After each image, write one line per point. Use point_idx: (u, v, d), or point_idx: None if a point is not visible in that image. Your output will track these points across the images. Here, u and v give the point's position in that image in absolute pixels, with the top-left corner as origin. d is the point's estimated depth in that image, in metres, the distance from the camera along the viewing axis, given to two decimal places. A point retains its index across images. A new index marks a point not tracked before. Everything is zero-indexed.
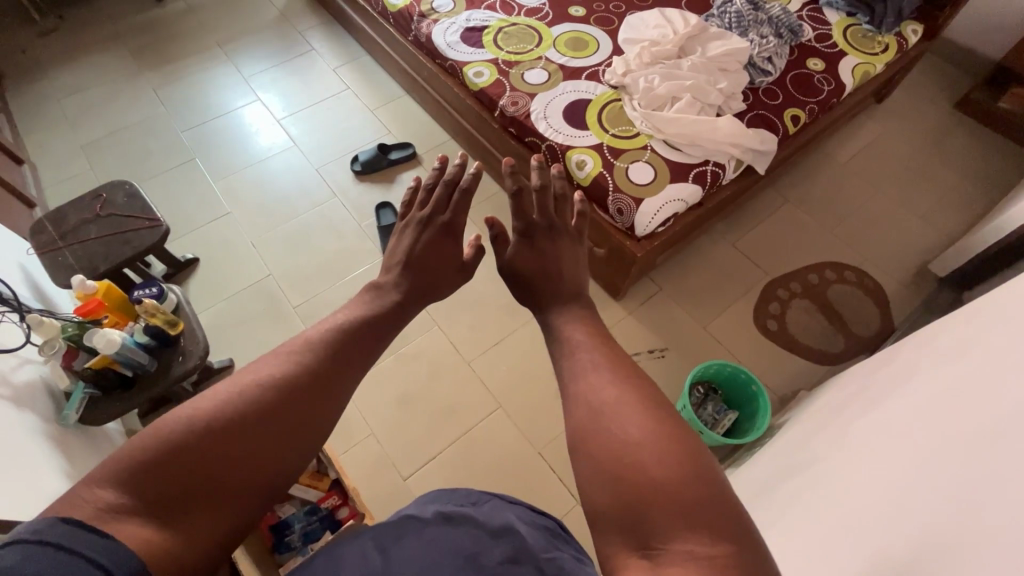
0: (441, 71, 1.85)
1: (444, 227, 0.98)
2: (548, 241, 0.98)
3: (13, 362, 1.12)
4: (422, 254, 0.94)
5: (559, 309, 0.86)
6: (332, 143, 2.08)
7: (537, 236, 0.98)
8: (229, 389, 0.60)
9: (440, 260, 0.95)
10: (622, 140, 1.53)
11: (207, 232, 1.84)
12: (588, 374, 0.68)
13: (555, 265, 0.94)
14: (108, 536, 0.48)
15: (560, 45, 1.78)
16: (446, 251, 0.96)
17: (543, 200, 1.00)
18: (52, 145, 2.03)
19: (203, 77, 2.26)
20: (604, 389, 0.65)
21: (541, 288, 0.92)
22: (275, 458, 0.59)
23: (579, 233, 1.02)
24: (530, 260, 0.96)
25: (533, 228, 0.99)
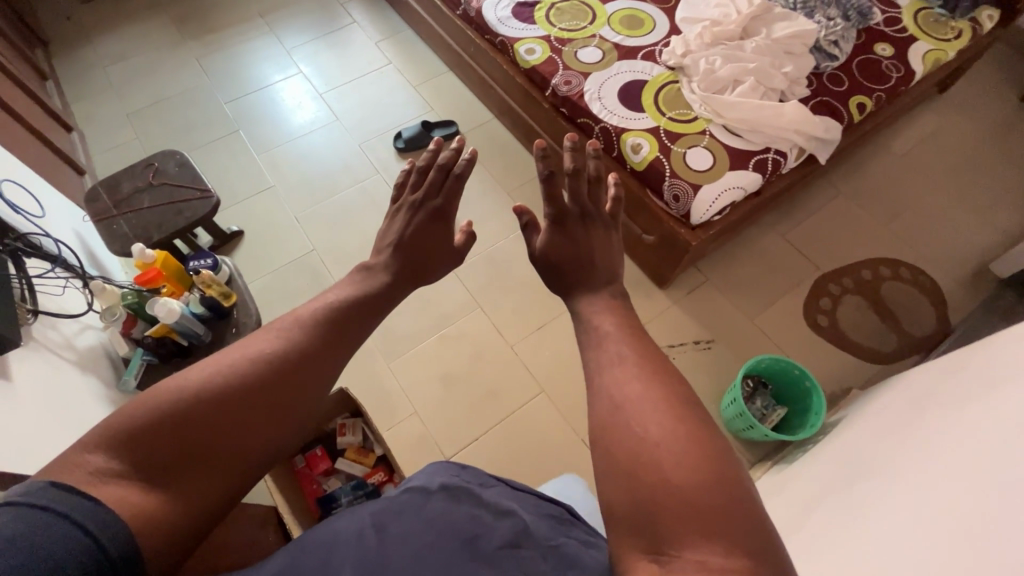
0: (490, 47, 1.81)
1: (435, 210, 0.95)
2: (589, 229, 0.92)
3: (76, 328, 1.13)
4: (412, 238, 0.92)
5: (591, 296, 0.84)
6: (375, 120, 2.06)
7: (573, 221, 0.93)
8: (232, 360, 0.61)
9: (426, 246, 0.93)
10: (680, 124, 1.48)
11: (253, 205, 1.84)
12: (625, 363, 0.65)
13: (608, 253, 0.91)
14: (94, 500, 0.48)
15: (615, 23, 1.73)
16: (433, 236, 0.94)
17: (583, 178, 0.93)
18: (99, 112, 2.04)
19: (244, 48, 2.24)
20: (622, 378, 0.63)
21: (576, 279, 0.88)
22: (268, 436, 0.60)
23: (612, 216, 0.96)
24: (569, 247, 0.91)
25: (567, 212, 0.93)
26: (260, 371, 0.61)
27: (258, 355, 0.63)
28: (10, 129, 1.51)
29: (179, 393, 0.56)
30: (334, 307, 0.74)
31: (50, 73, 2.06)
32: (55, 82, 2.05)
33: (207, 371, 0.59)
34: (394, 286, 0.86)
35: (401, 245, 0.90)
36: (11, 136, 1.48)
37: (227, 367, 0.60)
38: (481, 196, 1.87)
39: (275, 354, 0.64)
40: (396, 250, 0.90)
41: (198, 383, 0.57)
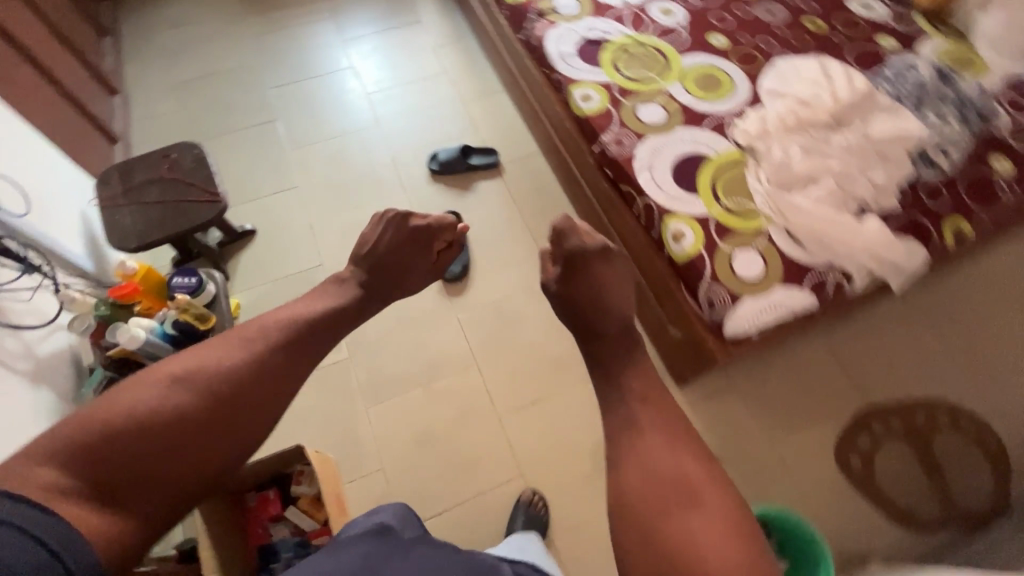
0: (547, 83, 1.65)
1: (412, 231, 1.06)
2: (595, 270, 1.00)
3: (41, 332, 1.07)
4: (384, 256, 1.02)
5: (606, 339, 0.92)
6: (415, 132, 1.95)
7: (579, 266, 1.00)
8: (176, 389, 0.73)
9: (399, 265, 1.04)
10: (735, 216, 1.30)
11: (275, 203, 1.78)
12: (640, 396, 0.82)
13: (618, 294, 0.98)
14: (46, 511, 0.60)
15: (688, 81, 1.53)
16: (406, 256, 1.05)
17: (574, 228, 1.03)
18: (148, 77, 2.01)
19: (303, 30, 2.17)
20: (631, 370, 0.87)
21: (594, 321, 0.94)
22: (232, 425, 0.74)
23: (606, 253, 1.02)
24: (581, 287, 0.98)
25: (573, 255, 1.01)
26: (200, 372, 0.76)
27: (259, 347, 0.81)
28: (43, 93, 1.49)
29: (128, 418, 0.69)
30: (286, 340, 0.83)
31: (111, 28, 2.05)
32: (113, 39, 2.04)
33: (148, 397, 0.71)
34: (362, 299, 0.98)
35: (375, 262, 1.01)
36: (41, 102, 1.46)
37: (164, 394, 0.72)
38: (507, 237, 1.73)
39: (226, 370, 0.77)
40: (369, 266, 1.01)
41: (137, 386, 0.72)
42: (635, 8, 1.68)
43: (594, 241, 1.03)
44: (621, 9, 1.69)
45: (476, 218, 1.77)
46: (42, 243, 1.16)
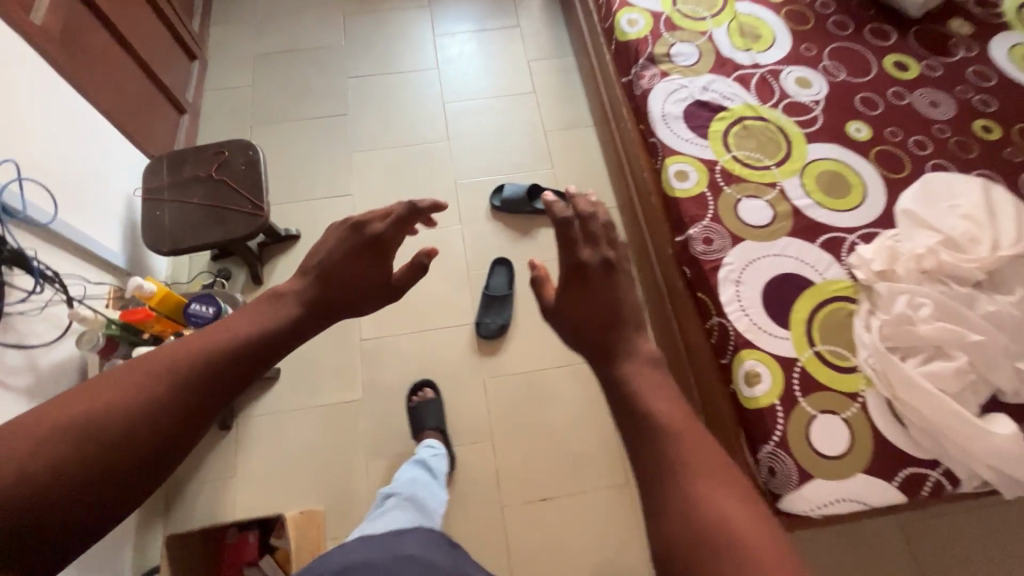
0: (640, 142, 1.43)
1: (359, 232, 0.97)
2: (606, 286, 1.02)
3: (46, 342, 1.01)
4: (331, 265, 0.94)
5: (631, 369, 0.90)
6: (487, 156, 1.78)
7: (584, 281, 1.02)
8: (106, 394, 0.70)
9: (350, 276, 0.95)
10: (826, 371, 1.08)
11: (326, 208, 1.68)
12: (674, 433, 0.80)
13: (629, 317, 0.98)
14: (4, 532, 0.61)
15: (809, 177, 1.28)
16: (356, 265, 0.95)
17: (575, 237, 1.06)
18: (231, 44, 1.94)
19: (394, 17, 2.03)
20: (665, 401, 0.84)
21: (609, 341, 0.96)
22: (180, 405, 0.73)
23: (610, 265, 1.04)
24: (583, 299, 1.01)
25: (577, 269, 1.03)
26: (126, 388, 0.71)
27: (198, 361, 0.75)
28: (116, 62, 1.43)
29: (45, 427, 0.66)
30: (231, 358, 0.78)
31: None
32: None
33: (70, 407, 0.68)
34: (307, 313, 0.90)
35: (317, 273, 0.93)
36: (111, 73, 1.40)
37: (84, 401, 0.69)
38: None
39: (147, 389, 0.72)
40: (318, 277, 0.93)
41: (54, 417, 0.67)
42: (766, 71, 1.42)
43: (596, 254, 1.05)
44: (748, 69, 1.43)
45: (529, 269, 1.60)
46: (70, 241, 1.11)
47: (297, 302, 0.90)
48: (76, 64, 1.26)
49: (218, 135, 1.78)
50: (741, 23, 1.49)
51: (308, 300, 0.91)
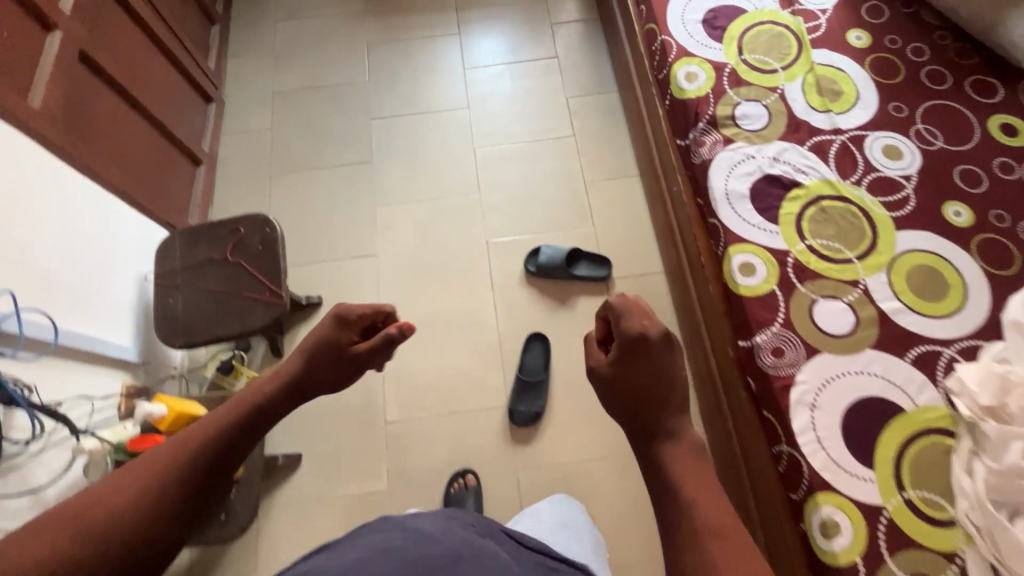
0: (698, 218, 1.27)
1: (339, 321, 0.90)
2: (655, 366, 0.73)
3: (52, 475, 0.94)
4: (318, 342, 0.87)
5: (673, 454, 0.69)
6: (521, 210, 1.63)
7: (636, 354, 0.74)
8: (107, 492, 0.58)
9: (322, 362, 0.85)
10: (919, 523, 0.93)
11: (350, 271, 1.57)
12: (722, 538, 0.60)
13: (681, 395, 0.73)
14: None
15: (898, 273, 1.11)
16: (331, 346, 0.87)
17: (624, 309, 0.77)
18: (250, 81, 1.82)
19: (421, 47, 1.86)
20: (708, 492, 0.65)
21: (648, 421, 0.71)
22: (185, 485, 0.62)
23: (670, 340, 0.74)
24: (631, 381, 0.74)
25: (627, 344, 0.74)
26: (143, 474, 0.61)
27: (203, 438, 0.66)
28: (126, 126, 1.32)
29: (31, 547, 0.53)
30: (235, 428, 0.68)
31: (222, 16, 1.86)
32: (222, 28, 1.85)
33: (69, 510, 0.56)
34: (281, 397, 0.77)
35: (305, 350, 0.86)
36: (120, 140, 1.29)
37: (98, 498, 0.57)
38: None
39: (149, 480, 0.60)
40: (302, 356, 0.85)
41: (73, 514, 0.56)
42: (848, 138, 1.23)
43: (653, 325, 0.75)
44: (827, 135, 1.24)
45: (566, 345, 1.47)
46: (76, 347, 1.03)
47: (284, 389, 0.78)
48: (81, 140, 1.16)
49: (238, 185, 1.68)
50: (819, 76, 1.29)
51: (288, 386, 0.79)
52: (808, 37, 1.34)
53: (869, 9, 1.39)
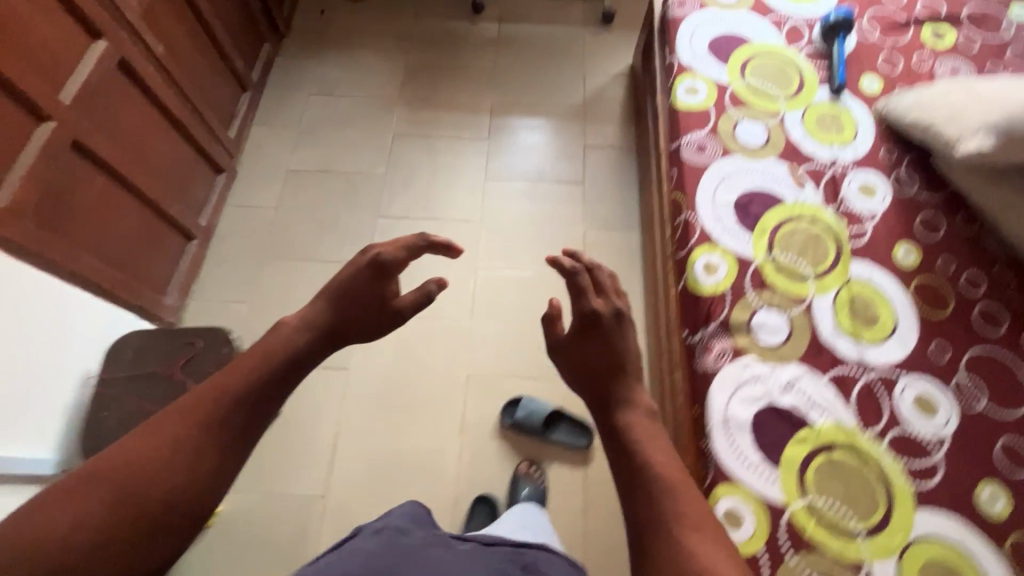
0: (691, 429, 1.12)
1: (379, 265, 0.92)
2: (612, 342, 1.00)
3: None
4: (351, 284, 0.90)
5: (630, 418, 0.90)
6: (512, 346, 1.51)
7: (591, 327, 1.02)
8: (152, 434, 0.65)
9: (357, 290, 0.89)
10: None
11: (318, 383, 1.47)
12: (674, 491, 0.79)
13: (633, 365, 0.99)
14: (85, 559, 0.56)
15: (911, 565, 0.94)
16: (371, 289, 0.90)
17: (584, 286, 1.05)
18: (268, 152, 1.78)
19: (447, 147, 1.80)
20: (663, 456, 0.84)
21: (605, 388, 0.97)
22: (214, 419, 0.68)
23: (620, 318, 1.03)
24: (591, 352, 1.01)
25: (589, 318, 1.02)
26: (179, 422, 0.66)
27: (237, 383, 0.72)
28: (112, 210, 1.27)
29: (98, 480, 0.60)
30: (261, 378, 0.74)
31: (256, 83, 1.84)
32: (253, 95, 1.82)
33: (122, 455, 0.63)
34: (314, 342, 0.83)
35: (336, 296, 0.89)
36: (99, 226, 1.24)
37: (142, 441, 0.64)
38: None
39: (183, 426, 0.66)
40: (329, 301, 0.89)
41: (117, 459, 0.62)
42: (876, 377, 1.08)
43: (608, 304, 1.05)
44: (853, 368, 1.09)
45: None
46: None
47: (313, 327, 0.84)
48: (49, 233, 1.10)
49: (229, 263, 1.61)
50: (854, 293, 1.15)
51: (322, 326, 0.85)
52: (848, 242, 1.21)
53: (925, 220, 1.24)
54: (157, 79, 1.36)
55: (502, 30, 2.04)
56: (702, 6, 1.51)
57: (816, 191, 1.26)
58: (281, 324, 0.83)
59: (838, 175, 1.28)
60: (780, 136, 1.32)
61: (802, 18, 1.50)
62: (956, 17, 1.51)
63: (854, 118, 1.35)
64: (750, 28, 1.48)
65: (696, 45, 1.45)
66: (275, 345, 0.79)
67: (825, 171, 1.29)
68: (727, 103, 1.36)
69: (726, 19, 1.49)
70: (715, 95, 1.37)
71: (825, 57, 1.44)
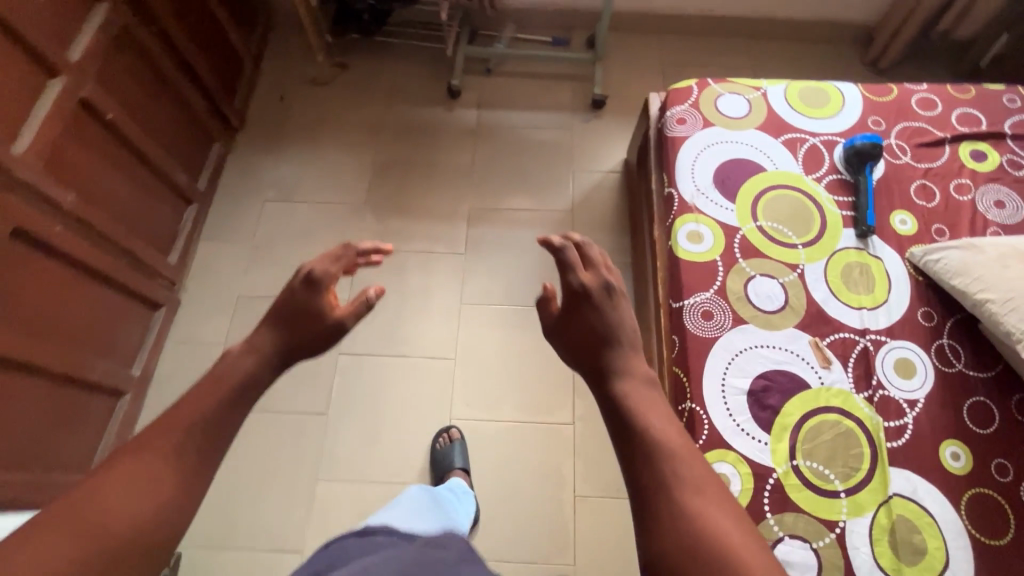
0: None
1: (312, 282, 0.78)
2: (603, 315, 0.80)
3: None
4: (287, 307, 0.75)
5: (628, 388, 0.72)
6: (487, 515, 1.33)
7: (577, 305, 0.82)
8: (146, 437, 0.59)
9: (297, 319, 0.75)
10: None
11: (266, 568, 1.29)
12: (678, 461, 0.64)
13: (630, 335, 0.79)
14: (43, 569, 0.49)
15: None
16: (309, 307, 0.76)
17: (570, 261, 0.86)
18: (218, 273, 1.59)
19: (418, 264, 1.60)
20: (664, 421, 0.68)
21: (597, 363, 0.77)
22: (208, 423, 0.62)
23: (611, 291, 0.82)
24: (580, 326, 0.80)
25: (575, 296, 0.83)
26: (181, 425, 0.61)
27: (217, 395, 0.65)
28: (3, 402, 1.06)
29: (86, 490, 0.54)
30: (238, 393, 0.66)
31: (201, 192, 1.64)
32: (199, 205, 1.63)
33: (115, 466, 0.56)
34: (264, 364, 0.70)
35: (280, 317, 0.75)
36: None
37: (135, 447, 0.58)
38: None
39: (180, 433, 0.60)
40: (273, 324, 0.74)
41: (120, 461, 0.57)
42: None
43: (598, 278, 0.84)
44: None
45: None
46: None
47: (265, 363, 0.71)
48: None
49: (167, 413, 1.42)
50: (895, 514, 0.96)
51: (273, 358, 0.72)
52: (886, 441, 1.01)
53: (974, 409, 1.04)
54: (65, 235, 1.16)
55: (481, 119, 1.84)
56: (705, 124, 1.31)
57: (845, 372, 1.06)
58: (222, 353, 0.70)
59: (871, 349, 1.08)
60: (800, 296, 1.12)
61: (821, 138, 1.30)
62: (998, 133, 1.31)
63: (886, 269, 1.15)
64: (761, 152, 1.28)
65: (699, 175, 1.25)
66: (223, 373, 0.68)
67: (855, 343, 1.09)
68: (737, 253, 1.16)
69: (733, 140, 1.29)
70: (723, 242, 1.17)
71: (850, 189, 1.24)
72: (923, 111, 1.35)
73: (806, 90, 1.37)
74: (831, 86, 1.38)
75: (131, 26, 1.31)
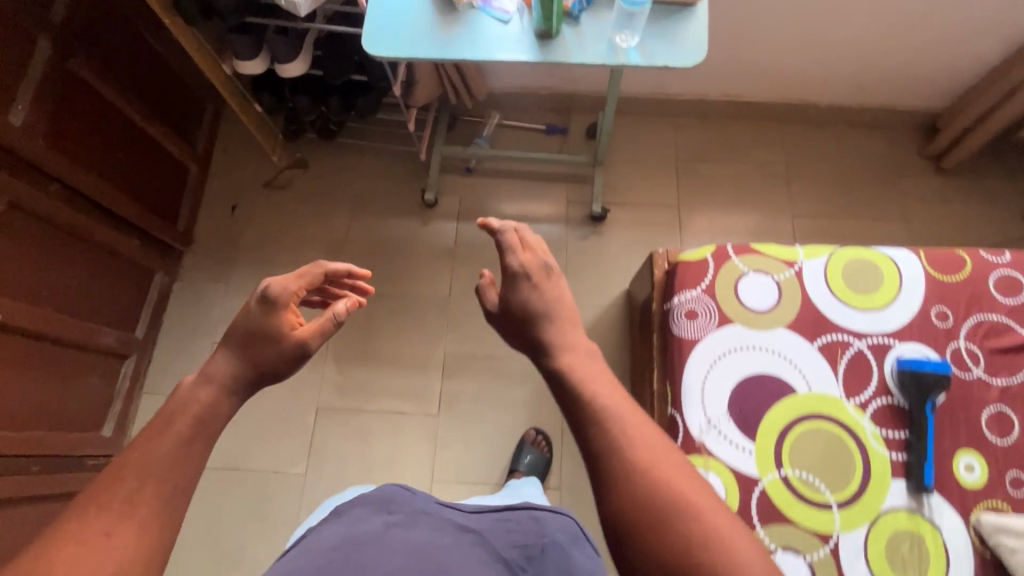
0: None
1: (270, 301, 0.69)
2: (539, 299, 0.70)
3: None
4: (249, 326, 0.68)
5: (568, 360, 0.65)
6: None
7: (514, 294, 0.71)
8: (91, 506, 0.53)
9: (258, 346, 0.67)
10: None
11: None
12: (616, 417, 0.59)
13: (567, 313, 0.70)
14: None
15: None
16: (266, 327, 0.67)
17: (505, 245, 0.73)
18: None
19: (385, 430, 1.40)
20: (607, 387, 0.63)
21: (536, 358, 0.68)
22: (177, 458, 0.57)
23: (551, 276, 0.72)
24: (518, 316, 0.70)
25: (510, 284, 0.71)
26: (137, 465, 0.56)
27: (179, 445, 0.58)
28: None
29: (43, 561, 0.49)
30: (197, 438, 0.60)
31: (140, 342, 1.45)
32: (138, 356, 1.44)
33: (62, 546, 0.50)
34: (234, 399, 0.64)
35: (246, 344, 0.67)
36: None
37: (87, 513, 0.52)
38: None
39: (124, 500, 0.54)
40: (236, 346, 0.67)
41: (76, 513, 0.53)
42: None
43: (536, 259, 0.73)
44: None
45: None
46: None
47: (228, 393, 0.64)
48: None
49: None
50: None
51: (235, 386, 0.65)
52: None
53: None
54: None
55: (460, 233, 1.57)
56: (721, 321, 1.05)
57: None
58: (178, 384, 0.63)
59: None
60: None
61: (869, 341, 1.03)
62: None
63: (942, 540, 0.93)
64: (791, 363, 1.02)
65: (710, 397, 1.01)
66: (178, 413, 0.60)
67: None
68: (755, 518, 0.94)
69: (755, 345, 1.03)
70: (738, 502, 0.94)
71: (903, 421, 0.99)
72: (1004, 296, 1.06)
73: (853, 264, 1.08)
74: (886, 258, 1.09)
75: (23, 197, 1.10)
